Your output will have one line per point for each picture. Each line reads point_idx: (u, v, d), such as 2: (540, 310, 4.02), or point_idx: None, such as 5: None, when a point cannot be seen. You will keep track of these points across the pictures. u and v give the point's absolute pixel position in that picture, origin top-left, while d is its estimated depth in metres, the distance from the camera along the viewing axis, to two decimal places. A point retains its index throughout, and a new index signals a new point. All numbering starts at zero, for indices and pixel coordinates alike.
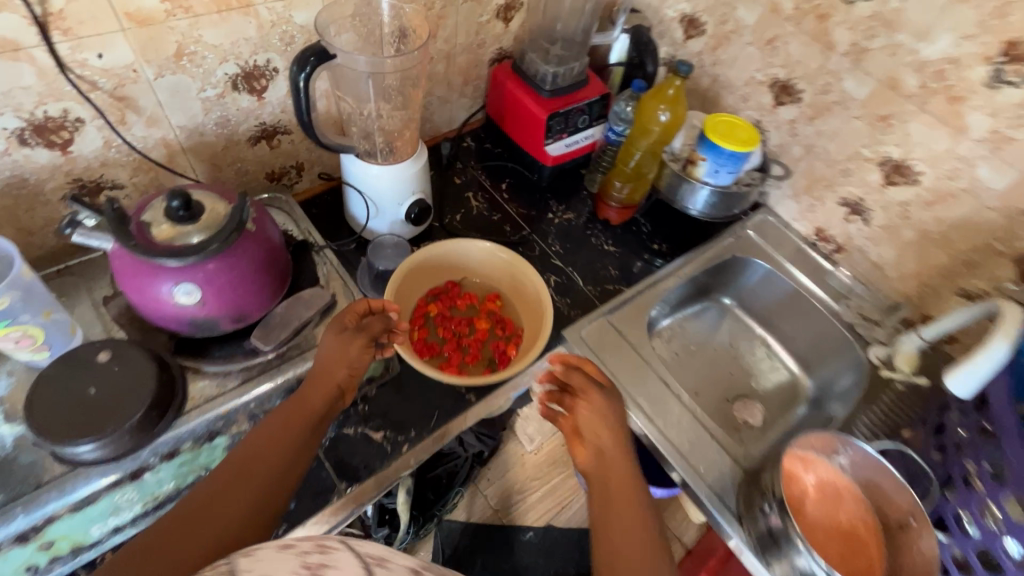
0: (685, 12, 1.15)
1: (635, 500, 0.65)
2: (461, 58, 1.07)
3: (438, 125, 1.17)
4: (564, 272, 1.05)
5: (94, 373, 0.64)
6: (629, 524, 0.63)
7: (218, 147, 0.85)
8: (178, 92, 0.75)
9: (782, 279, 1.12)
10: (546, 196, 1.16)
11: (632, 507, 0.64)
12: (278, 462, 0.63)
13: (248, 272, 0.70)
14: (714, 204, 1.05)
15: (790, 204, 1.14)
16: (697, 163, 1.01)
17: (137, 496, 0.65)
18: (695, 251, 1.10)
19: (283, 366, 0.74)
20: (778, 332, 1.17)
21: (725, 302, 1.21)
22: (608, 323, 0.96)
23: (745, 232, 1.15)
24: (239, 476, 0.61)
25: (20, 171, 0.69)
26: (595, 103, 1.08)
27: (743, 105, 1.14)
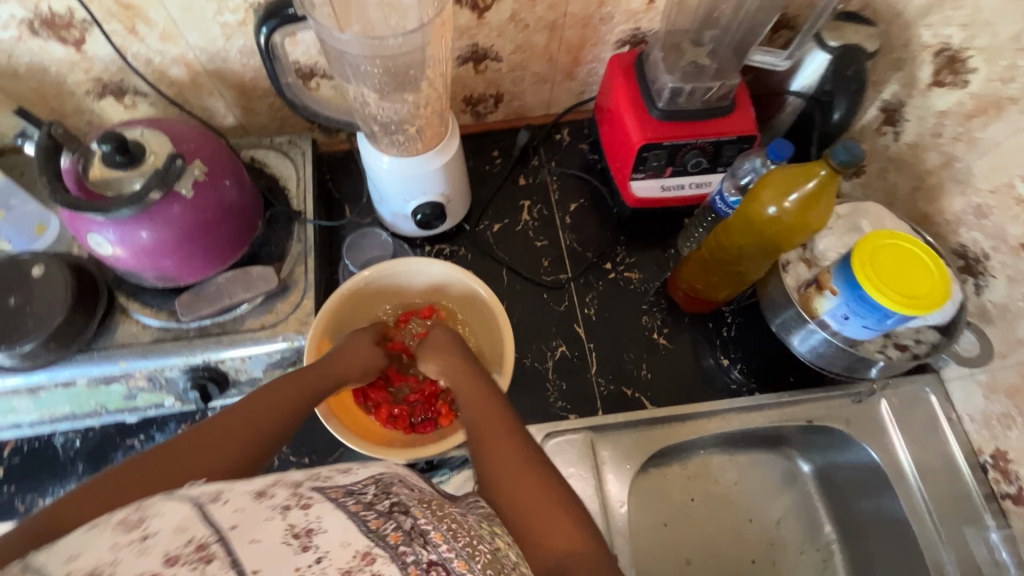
0: (949, 42, 0.71)
1: (544, 478, 0.53)
2: (572, 33, 0.81)
3: (530, 105, 0.94)
4: (583, 347, 0.82)
5: (21, 285, 0.65)
6: (516, 474, 0.53)
7: (245, 78, 0.76)
8: (190, 10, 0.66)
9: (894, 495, 0.74)
10: (617, 238, 0.90)
11: (541, 482, 0.53)
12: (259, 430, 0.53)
13: (172, 237, 0.63)
14: (832, 355, 0.70)
15: (977, 396, 0.73)
16: (823, 292, 0.67)
17: (33, 407, 0.68)
18: (777, 397, 0.78)
19: (196, 342, 0.69)
20: (855, 550, 0.80)
21: (801, 467, 0.86)
22: (590, 443, 0.73)
23: (877, 401, 0.78)
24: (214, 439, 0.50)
25: (38, 60, 0.68)
26: (724, 145, 0.76)
27: (974, 219, 0.71)
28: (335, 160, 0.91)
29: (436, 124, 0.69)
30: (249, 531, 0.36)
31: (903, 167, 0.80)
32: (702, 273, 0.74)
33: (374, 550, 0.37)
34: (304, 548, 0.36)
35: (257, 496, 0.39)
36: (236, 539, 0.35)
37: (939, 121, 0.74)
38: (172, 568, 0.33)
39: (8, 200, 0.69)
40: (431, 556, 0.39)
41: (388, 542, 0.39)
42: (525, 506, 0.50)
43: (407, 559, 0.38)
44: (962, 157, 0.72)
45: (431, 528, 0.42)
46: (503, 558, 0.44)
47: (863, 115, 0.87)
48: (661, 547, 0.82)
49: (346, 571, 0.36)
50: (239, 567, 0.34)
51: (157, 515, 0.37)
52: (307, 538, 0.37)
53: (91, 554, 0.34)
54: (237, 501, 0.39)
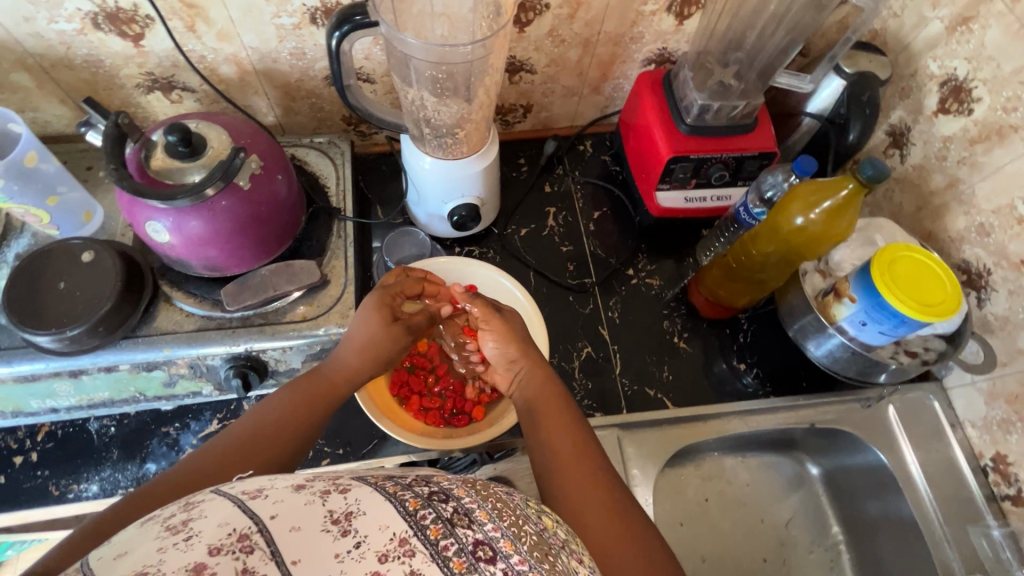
0: (954, 73, 0.77)
1: (603, 481, 0.56)
2: (604, 49, 0.86)
3: (557, 116, 0.99)
4: (607, 348, 0.85)
5: (72, 270, 0.66)
6: (577, 478, 0.55)
7: (292, 79, 0.79)
8: (251, 12, 0.68)
9: (902, 496, 0.78)
10: (639, 246, 0.93)
11: (598, 483, 0.55)
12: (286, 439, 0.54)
13: (226, 228, 0.65)
14: (846, 358, 0.75)
15: (978, 402, 0.78)
16: (842, 300, 0.72)
17: (73, 392, 0.69)
18: (793, 400, 0.82)
19: (239, 330, 0.70)
20: (861, 549, 0.83)
21: (810, 470, 0.90)
22: (618, 440, 0.76)
23: (885, 405, 0.82)
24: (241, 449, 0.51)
25: (96, 52, 0.70)
26: (748, 160, 0.81)
27: (976, 237, 0.77)
28: (367, 162, 0.94)
29: (481, 130, 0.72)
30: (289, 519, 0.37)
31: (909, 187, 0.86)
32: (726, 280, 0.78)
33: (415, 536, 0.39)
34: (344, 533, 0.38)
35: (295, 487, 0.41)
36: (276, 529, 0.36)
37: (944, 145, 0.80)
38: (214, 558, 0.34)
39: (56, 186, 0.69)
40: (476, 536, 0.41)
41: (428, 534, 0.39)
42: (582, 503, 0.54)
43: (448, 548, 0.39)
44: (966, 179, 0.77)
45: (476, 507, 0.44)
46: (550, 539, 0.46)
47: (871, 138, 0.93)
48: (677, 545, 0.84)
49: (386, 555, 0.37)
50: (279, 556, 0.35)
51: (201, 517, 0.37)
52: (347, 523, 0.38)
53: (138, 556, 0.34)
54: (275, 494, 0.40)
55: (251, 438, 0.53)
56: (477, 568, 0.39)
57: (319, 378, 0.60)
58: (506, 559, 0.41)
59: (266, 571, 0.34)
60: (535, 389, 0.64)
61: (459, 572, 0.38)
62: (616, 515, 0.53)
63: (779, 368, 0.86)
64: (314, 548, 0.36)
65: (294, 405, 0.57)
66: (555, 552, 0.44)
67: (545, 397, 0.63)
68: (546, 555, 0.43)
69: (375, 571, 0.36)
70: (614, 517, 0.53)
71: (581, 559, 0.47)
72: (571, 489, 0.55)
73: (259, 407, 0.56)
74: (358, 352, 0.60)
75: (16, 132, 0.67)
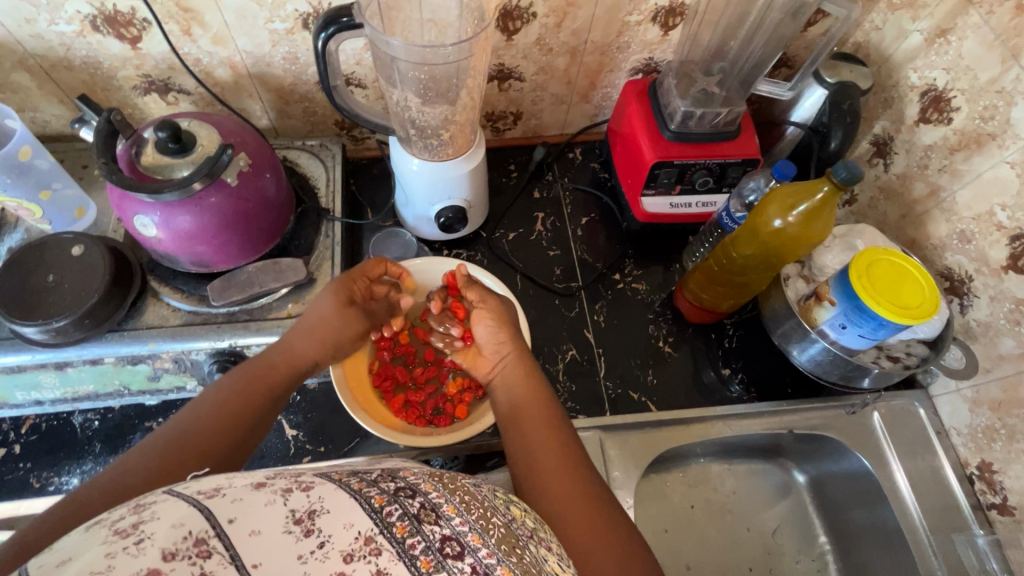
0: (934, 83, 0.78)
1: (582, 478, 0.56)
2: (592, 58, 0.88)
3: (546, 124, 1.00)
4: (591, 350, 0.86)
5: (61, 263, 0.68)
6: (553, 467, 0.56)
7: (285, 83, 0.81)
8: (244, 16, 0.70)
9: (887, 504, 0.77)
10: (625, 251, 0.94)
11: (574, 477, 0.55)
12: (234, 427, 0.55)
13: (213, 223, 0.66)
14: (829, 361, 0.75)
15: (963, 410, 0.78)
16: (822, 303, 0.72)
17: (58, 383, 0.70)
18: (777, 405, 0.81)
19: (224, 326, 0.71)
20: (848, 558, 0.82)
21: (796, 477, 0.89)
22: (600, 442, 0.76)
23: (870, 412, 0.82)
24: (182, 443, 0.52)
25: (94, 54, 0.72)
26: (731, 166, 0.82)
27: (958, 244, 0.77)
28: (360, 166, 0.95)
29: (466, 133, 0.74)
30: (250, 522, 0.36)
31: (892, 196, 0.87)
32: (709, 283, 0.78)
33: (380, 534, 0.38)
34: (307, 533, 0.37)
35: (255, 486, 0.40)
36: (235, 533, 0.35)
37: (925, 153, 0.81)
38: (169, 563, 0.33)
39: (50, 181, 0.71)
40: (443, 532, 0.41)
41: (393, 531, 0.39)
42: (557, 492, 0.54)
43: (414, 546, 0.39)
44: (947, 187, 0.78)
45: (442, 502, 0.44)
46: (518, 530, 0.46)
47: (855, 148, 0.94)
48: (661, 553, 0.82)
49: (351, 554, 0.36)
50: (238, 560, 0.34)
51: (153, 519, 0.35)
52: (311, 522, 0.38)
53: (83, 563, 0.32)
54: (234, 493, 0.39)
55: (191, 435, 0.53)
56: (444, 565, 0.39)
57: (263, 362, 0.61)
58: (474, 552, 0.41)
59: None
60: (521, 382, 0.65)
61: (427, 570, 0.38)
62: (588, 509, 0.53)
63: (764, 373, 0.86)
64: (276, 549, 0.35)
65: (239, 391, 0.57)
66: (524, 543, 0.45)
67: (528, 391, 0.64)
68: (513, 547, 0.44)
69: (339, 572, 0.35)
70: (585, 510, 0.53)
71: (549, 546, 0.48)
72: (547, 479, 0.55)
73: (198, 400, 0.57)
74: (308, 331, 0.65)
75: (14, 128, 0.69)
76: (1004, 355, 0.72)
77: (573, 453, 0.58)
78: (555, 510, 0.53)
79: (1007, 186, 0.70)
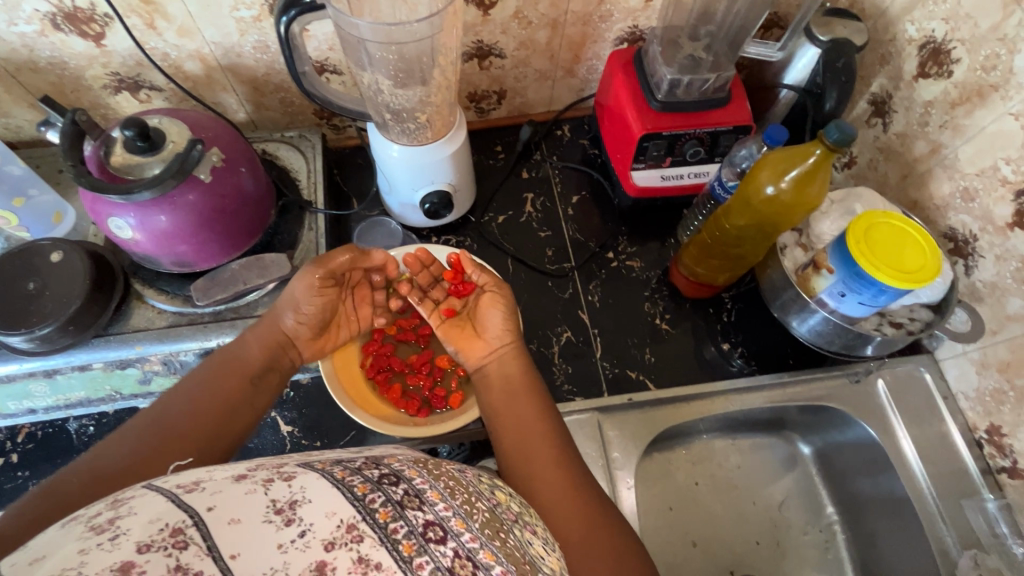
0: (933, 35, 0.75)
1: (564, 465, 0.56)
2: (573, 30, 0.85)
3: (532, 102, 0.97)
4: (585, 332, 0.84)
5: (39, 270, 0.66)
6: (543, 453, 0.56)
7: (258, 72, 0.79)
8: (207, 5, 0.68)
9: (894, 471, 0.75)
10: (618, 229, 0.92)
11: (557, 464, 0.56)
12: (221, 414, 0.59)
13: (190, 222, 0.65)
14: (829, 332, 0.73)
15: (971, 373, 0.76)
16: (821, 271, 0.70)
17: (49, 391, 0.70)
18: (779, 377, 0.80)
19: (211, 325, 0.71)
20: (857, 529, 0.81)
21: (801, 449, 0.87)
22: (598, 424, 0.75)
23: (874, 380, 0.80)
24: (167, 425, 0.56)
25: (59, 54, 0.70)
26: (721, 134, 0.80)
27: (962, 203, 0.74)
28: (343, 156, 0.94)
29: (444, 114, 0.72)
30: (228, 511, 0.35)
31: (893, 155, 0.84)
32: (704, 257, 0.76)
33: (363, 521, 0.36)
34: (288, 523, 0.35)
35: (236, 478, 0.38)
36: (213, 522, 0.34)
37: (926, 110, 0.78)
38: (143, 556, 0.31)
39: (25, 188, 0.71)
40: (427, 517, 0.39)
41: (376, 517, 0.37)
42: (547, 475, 0.54)
43: (397, 531, 0.37)
44: (948, 144, 0.75)
45: (427, 488, 0.42)
46: (502, 514, 0.45)
47: (853, 109, 0.90)
48: (667, 531, 0.82)
49: (332, 543, 0.35)
50: (216, 551, 0.32)
51: (130, 514, 0.34)
52: (291, 511, 0.36)
53: (56, 560, 0.30)
54: (214, 486, 0.37)
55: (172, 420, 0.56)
56: (427, 549, 0.37)
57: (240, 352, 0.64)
58: (457, 537, 0.39)
59: (202, 568, 0.31)
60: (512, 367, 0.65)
61: (409, 556, 0.36)
62: (575, 496, 0.53)
63: (765, 346, 0.84)
64: (254, 539, 0.34)
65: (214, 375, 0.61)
66: (507, 528, 0.44)
67: (516, 377, 0.64)
68: (497, 532, 0.42)
69: (320, 561, 0.34)
70: (574, 497, 0.53)
71: (535, 531, 0.47)
72: (529, 465, 0.56)
73: (177, 397, 0.59)
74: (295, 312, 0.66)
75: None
76: (1012, 315, 0.70)
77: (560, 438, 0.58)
78: (543, 499, 0.53)
79: (1012, 138, 0.67)
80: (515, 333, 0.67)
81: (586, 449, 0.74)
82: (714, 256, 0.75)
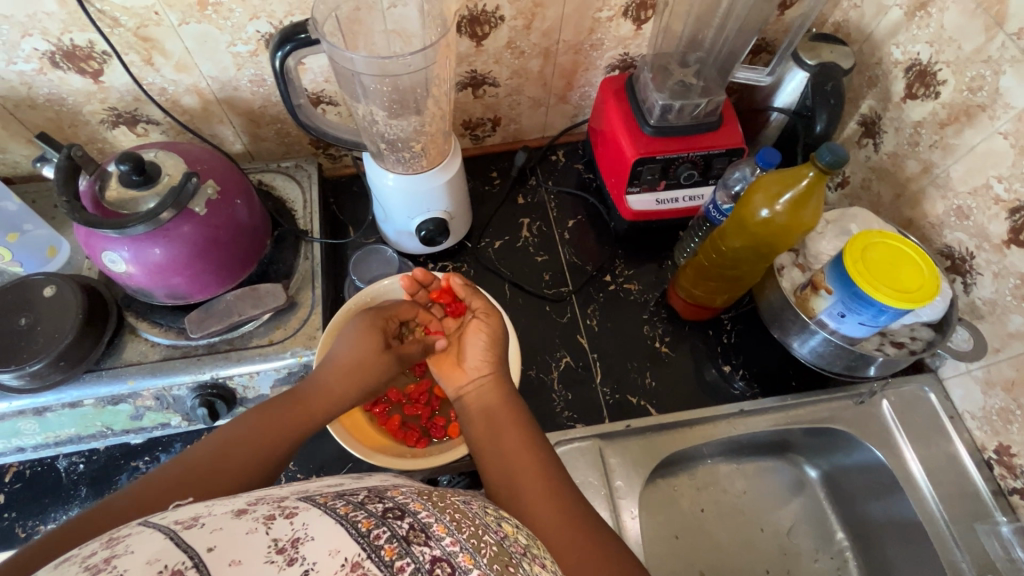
0: (918, 57, 0.76)
1: (561, 495, 0.54)
2: (565, 58, 0.86)
3: (526, 128, 0.98)
4: (584, 357, 0.83)
5: (32, 305, 0.66)
6: (535, 473, 0.55)
7: (255, 105, 0.80)
8: (205, 41, 0.69)
9: (903, 494, 0.74)
10: (615, 252, 0.92)
11: (550, 491, 0.54)
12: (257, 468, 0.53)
13: (185, 254, 0.65)
14: (829, 353, 0.73)
15: (975, 392, 0.75)
16: (819, 292, 0.70)
17: (38, 430, 0.68)
18: (781, 399, 0.79)
19: (205, 358, 0.70)
20: (869, 555, 0.79)
21: (808, 473, 0.86)
22: (600, 451, 0.74)
23: (879, 400, 0.79)
24: (200, 474, 0.49)
25: (57, 91, 0.71)
26: (713, 157, 0.80)
27: (957, 221, 0.75)
28: (340, 184, 0.94)
29: (438, 143, 0.72)
30: (229, 550, 0.34)
31: (886, 175, 0.84)
32: (701, 279, 0.77)
33: (368, 558, 0.35)
34: (290, 562, 0.34)
35: (235, 514, 0.37)
36: (213, 563, 0.32)
37: (915, 130, 0.79)
38: None
39: (20, 223, 0.71)
40: (434, 553, 0.37)
41: (382, 555, 0.35)
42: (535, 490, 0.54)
43: (403, 568, 0.35)
44: (939, 163, 0.76)
45: (433, 521, 0.40)
46: (511, 547, 0.43)
47: (843, 130, 0.91)
48: (674, 560, 0.79)
49: None
50: None
51: (127, 554, 0.33)
52: (294, 550, 0.34)
53: None
54: (213, 523, 0.36)
55: (204, 467, 0.50)
56: None
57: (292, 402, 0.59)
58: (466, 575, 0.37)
59: None
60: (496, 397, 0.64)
61: None
62: (576, 524, 0.51)
63: (767, 367, 0.83)
64: None
65: (261, 425, 0.55)
66: (517, 561, 0.41)
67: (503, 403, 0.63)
68: (506, 566, 0.40)
69: None
70: (574, 527, 0.51)
71: (542, 563, 0.45)
72: (524, 494, 0.54)
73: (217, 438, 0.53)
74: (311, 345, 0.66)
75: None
76: (1013, 332, 0.69)
77: (551, 456, 0.58)
78: (536, 518, 0.51)
79: (1002, 157, 0.68)
80: (495, 363, 0.66)
81: (587, 477, 0.72)
82: (712, 277, 0.75)
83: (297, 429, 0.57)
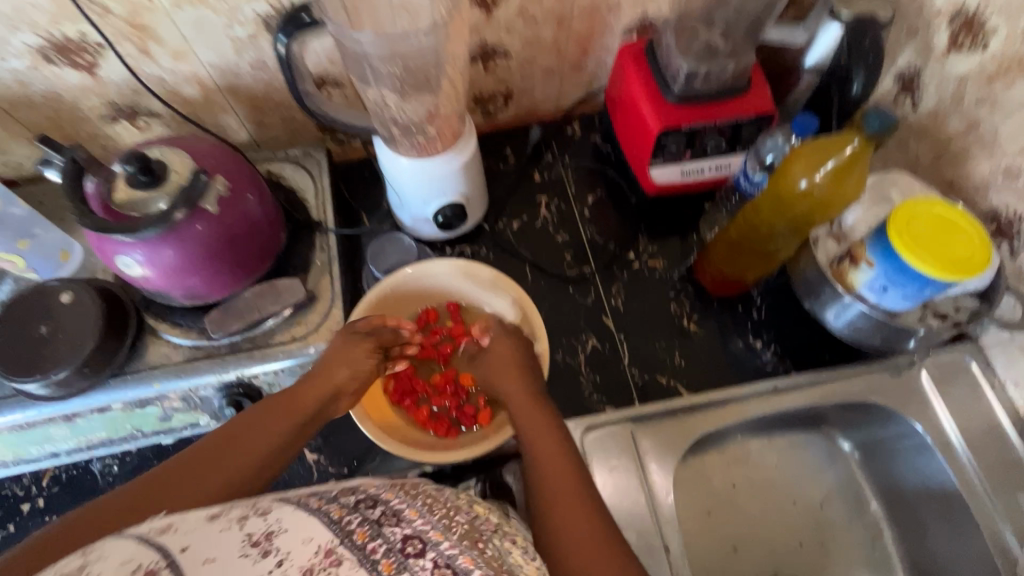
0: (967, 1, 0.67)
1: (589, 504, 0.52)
2: (581, 24, 0.80)
3: (541, 101, 0.93)
4: (610, 341, 0.81)
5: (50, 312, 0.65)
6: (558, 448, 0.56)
7: (257, 92, 0.76)
8: (201, 26, 0.65)
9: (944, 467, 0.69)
10: (637, 228, 0.89)
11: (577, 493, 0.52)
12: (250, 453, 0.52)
13: (199, 253, 0.62)
14: (866, 327, 0.69)
15: (1020, 360, 0.70)
16: (858, 265, 0.66)
17: (69, 434, 0.69)
18: (816, 374, 0.75)
19: (230, 358, 0.69)
20: (906, 528, 0.74)
21: (842, 444, 0.80)
22: (631, 434, 0.71)
23: (917, 371, 0.74)
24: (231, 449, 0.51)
25: (53, 87, 0.68)
26: (743, 123, 0.76)
27: (1007, 182, 0.70)
28: (350, 170, 0.91)
29: (452, 124, 0.70)
30: (204, 551, 0.37)
31: (929, 134, 0.79)
32: (732, 255, 0.76)
33: (341, 545, 0.39)
34: (265, 554, 0.38)
35: (209, 517, 0.40)
36: (188, 562, 0.36)
37: (960, 85, 0.72)
38: None
39: (31, 229, 0.69)
40: (405, 532, 0.42)
41: (354, 539, 0.40)
42: None
43: (376, 550, 0.40)
44: (986, 119, 0.70)
45: (404, 507, 0.45)
46: (481, 526, 0.48)
47: (879, 86, 0.85)
48: (706, 536, 0.74)
49: (311, 568, 0.37)
50: None
51: (101, 559, 0.36)
52: (268, 543, 0.38)
53: None
54: (188, 526, 0.39)
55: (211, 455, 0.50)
56: (406, 565, 0.40)
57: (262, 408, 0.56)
58: (435, 547, 0.42)
59: None
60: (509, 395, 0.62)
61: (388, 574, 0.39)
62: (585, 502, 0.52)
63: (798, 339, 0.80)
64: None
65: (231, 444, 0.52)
66: (485, 538, 0.47)
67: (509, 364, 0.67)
68: (474, 542, 0.45)
69: None
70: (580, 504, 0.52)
71: (517, 543, 0.50)
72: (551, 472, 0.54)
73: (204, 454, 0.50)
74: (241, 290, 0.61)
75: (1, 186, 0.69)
76: None
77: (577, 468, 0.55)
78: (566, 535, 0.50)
79: None
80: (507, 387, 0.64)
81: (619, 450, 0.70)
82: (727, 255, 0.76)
83: (287, 422, 0.56)
